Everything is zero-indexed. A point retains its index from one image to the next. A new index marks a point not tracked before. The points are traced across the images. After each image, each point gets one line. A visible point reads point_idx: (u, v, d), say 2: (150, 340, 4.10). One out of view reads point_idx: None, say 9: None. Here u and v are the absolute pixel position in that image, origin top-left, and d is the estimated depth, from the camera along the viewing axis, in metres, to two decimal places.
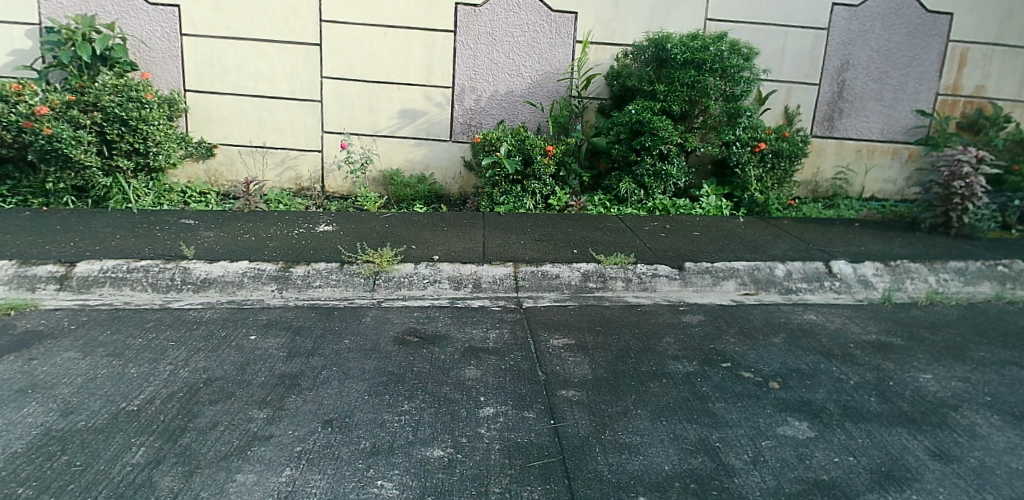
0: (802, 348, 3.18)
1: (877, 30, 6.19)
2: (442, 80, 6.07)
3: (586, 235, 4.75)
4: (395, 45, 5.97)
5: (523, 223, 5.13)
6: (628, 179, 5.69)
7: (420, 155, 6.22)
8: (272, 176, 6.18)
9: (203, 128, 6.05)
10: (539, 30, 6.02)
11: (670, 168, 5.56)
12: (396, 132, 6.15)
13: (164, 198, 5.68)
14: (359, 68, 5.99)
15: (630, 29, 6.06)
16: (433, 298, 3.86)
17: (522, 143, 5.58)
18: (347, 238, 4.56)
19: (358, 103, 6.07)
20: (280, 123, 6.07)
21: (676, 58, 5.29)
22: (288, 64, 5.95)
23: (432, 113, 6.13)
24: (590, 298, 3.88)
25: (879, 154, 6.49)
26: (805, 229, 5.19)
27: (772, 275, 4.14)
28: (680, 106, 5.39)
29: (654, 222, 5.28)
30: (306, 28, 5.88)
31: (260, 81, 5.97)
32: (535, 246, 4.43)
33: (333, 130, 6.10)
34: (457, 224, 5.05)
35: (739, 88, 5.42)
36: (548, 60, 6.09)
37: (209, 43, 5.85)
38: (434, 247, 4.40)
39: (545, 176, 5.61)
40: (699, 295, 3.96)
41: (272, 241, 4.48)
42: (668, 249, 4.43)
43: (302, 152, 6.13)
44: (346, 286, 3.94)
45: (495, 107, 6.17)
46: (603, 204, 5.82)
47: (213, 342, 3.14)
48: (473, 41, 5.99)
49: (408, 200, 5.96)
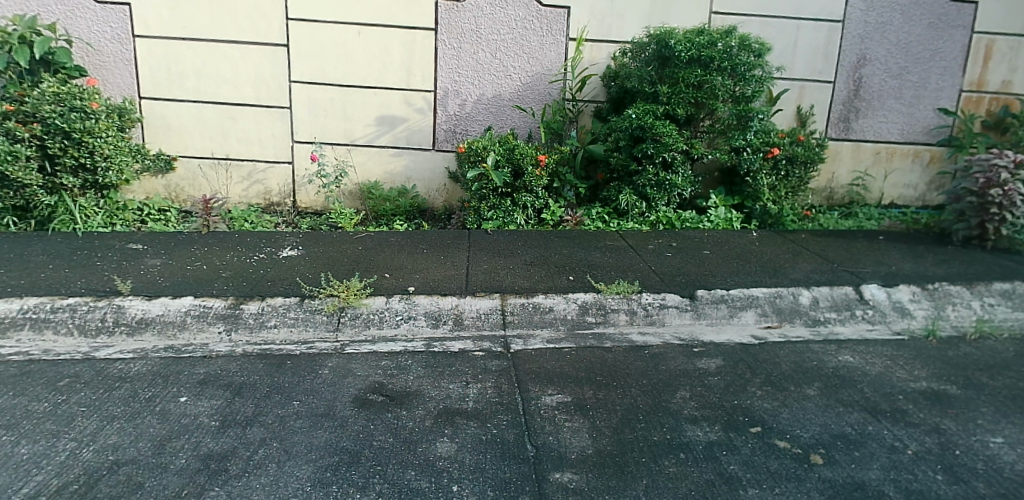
0: (843, 404, 2.66)
1: (897, 23, 5.66)
2: (422, 84, 5.53)
3: (583, 257, 4.22)
4: (370, 45, 5.42)
5: (514, 243, 4.59)
6: (628, 191, 5.16)
7: (400, 166, 5.68)
8: (238, 192, 5.62)
9: (160, 139, 5.48)
10: (527, 27, 5.47)
11: (674, 178, 5.03)
12: (373, 141, 5.60)
13: (118, 218, 5.12)
14: (330, 71, 5.44)
15: (629, 24, 5.51)
16: (407, 340, 3.33)
17: (510, 151, 5.04)
18: (313, 265, 4.02)
19: (330, 110, 5.52)
20: (245, 133, 5.51)
21: (680, 55, 4.75)
22: (252, 68, 5.40)
23: (412, 120, 5.59)
24: (588, 337, 3.35)
25: (900, 157, 5.96)
26: (827, 245, 4.64)
27: (796, 303, 3.62)
28: (686, 109, 4.86)
29: (659, 239, 4.75)
30: (271, 27, 5.33)
31: (221, 87, 5.42)
32: (526, 274, 3.89)
33: (303, 140, 5.56)
34: (440, 246, 4.50)
35: (751, 89, 4.88)
36: (539, 59, 5.55)
37: (164, 45, 5.29)
38: (411, 275, 3.86)
39: (537, 188, 5.07)
40: (714, 331, 3.44)
41: (226, 270, 3.93)
42: (677, 274, 3.90)
43: (270, 164, 5.58)
44: (306, 326, 3.40)
45: (481, 112, 5.63)
46: (601, 218, 5.28)
47: (135, 408, 2.59)
48: (455, 39, 5.44)
49: (387, 216, 5.43)
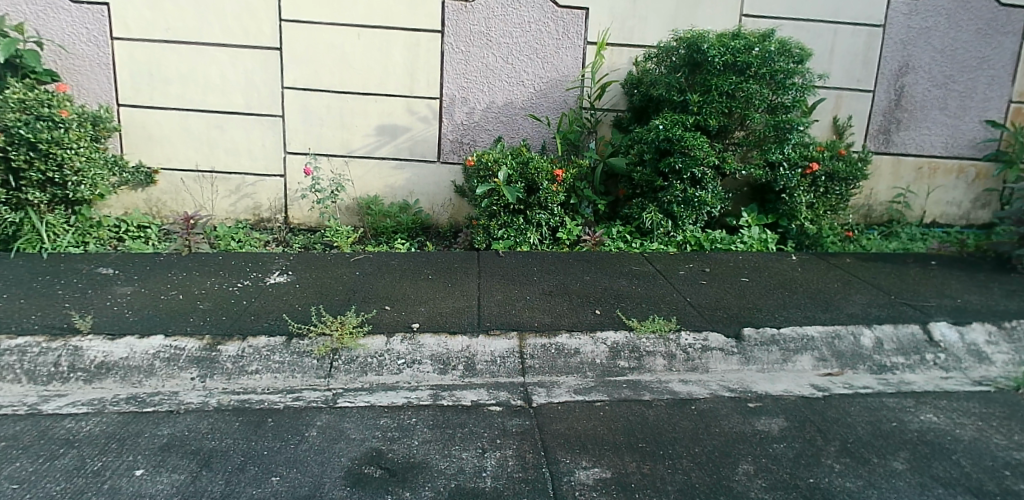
0: (941, 482, 2.16)
1: (941, 27, 5.22)
2: (427, 91, 5.07)
3: (608, 285, 3.77)
4: (370, 48, 4.97)
5: (528, 268, 4.11)
6: (653, 208, 4.70)
7: (403, 180, 5.22)
8: (225, 207, 5.16)
9: (140, 149, 5.03)
10: (542, 29, 5.02)
11: (704, 195, 4.56)
12: (374, 153, 5.15)
13: (90, 236, 4.68)
14: (327, 76, 4.99)
15: (653, 27, 5.05)
16: (410, 389, 2.85)
17: (524, 166, 4.61)
18: (303, 295, 3.55)
19: (326, 118, 5.06)
20: (233, 142, 5.05)
21: (713, 61, 4.31)
22: (242, 72, 4.95)
23: (416, 130, 5.14)
24: (623, 386, 2.87)
25: (944, 172, 5.51)
26: (877, 273, 4.18)
27: (857, 346, 3.17)
28: (719, 120, 4.41)
29: (690, 263, 4.28)
30: (263, 28, 4.88)
31: (208, 93, 4.96)
32: (545, 307, 3.42)
33: (296, 150, 5.09)
34: (446, 271, 4.02)
35: (791, 98, 4.43)
36: (554, 65, 5.10)
37: (147, 47, 4.84)
38: (415, 309, 3.38)
39: (553, 204, 4.61)
40: (766, 379, 2.97)
41: (203, 301, 3.46)
42: (717, 308, 3.43)
43: (260, 177, 5.12)
44: (293, 371, 2.92)
45: (491, 121, 5.17)
46: (622, 238, 4.82)
47: (76, 486, 2.10)
48: (463, 42, 5.00)
49: (387, 234, 4.97)
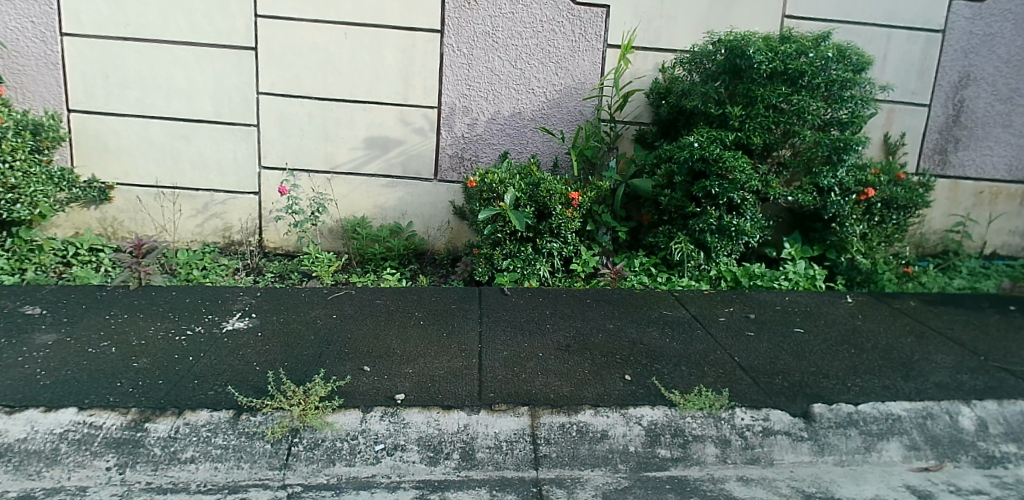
0: None
1: (1009, 34, 4.58)
2: (423, 99, 4.44)
3: (636, 338, 3.11)
4: (359, 50, 4.33)
5: (538, 311, 3.45)
6: (683, 238, 4.06)
7: (394, 200, 4.57)
8: (190, 228, 4.49)
9: (94, 161, 4.36)
10: (556, 29, 4.38)
11: (742, 223, 3.91)
12: (361, 169, 4.51)
13: (29, 262, 3.97)
14: (309, 80, 4.35)
15: (684, 28, 4.41)
16: (389, 490, 2.18)
17: (535, 187, 3.99)
18: (264, 348, 2.89)
19: (308, 129, 4.42)
20: (201, 155, 4.40)
21: (760, 68, 3.67)
22: (211, 75, 4.30)
23: (410, 143, 4.50)
24: (667, 489, 2.21)
25: (1006, 197, 4.86)
26: (952, 322, 3.53)
27: (954, 428, 2.55)
28: (764, 138, 3.76)
29: (731, 307, 3.63)
30: (235, 24, 4.24)
31: (172, 99, 4.32)
32: (562, 370, 2.76)
33: (272, 165, 4.45)
34: (440, 315, 3.36)
35: (849, 112, 3.79)
36: (569, 71, 4.46)
37: (102, 45, 4.20)
38: (401, 370, 2.72)
39: (567, 232, 3.97)
40: (849, 478, 2.32)
41: (139, 356, 2.78)
42: (775, 376, 2.78)
43: (231, 195, 4.47)
44: (239, 460, 2.26)
45: (496, 134, 4.53)
46: (646, 271, 4.17)
47: None
48: (465, 43, 4.36)
49: (374, 262, 4.35)
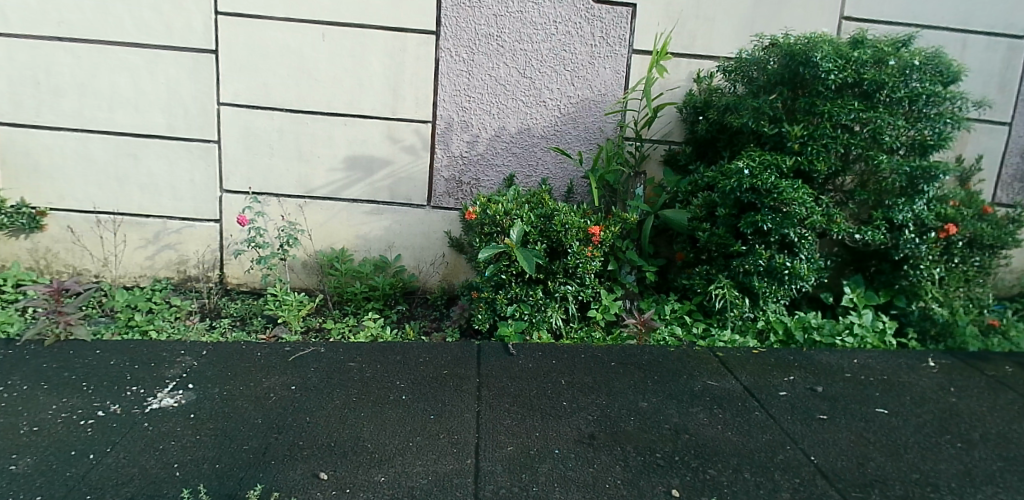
0: None
1: None
2: (415, 112, 3.76)
3: (680, 425, 2.40)
4: (340, 53, 3.66)
5: (549, 381, 2.74)
6: (725, 281, 3.37)
7: (379, 230, 3.89)
8: (138, 261, 3.82)
9: (25, 183, 3.69)
10: (573, 31, 3.71)
11: (798, 266, 3.23)
12: (342, 193, 3.83)
13: None
14: (279, 89, 3.68)
15: (722, 32, 3.74)
16: None
17: (549, 220, 3.32)
18: (193, 442, 2.18)
19: (278, 147, 3.75)
20: (152, 176, 3.73)
21: (826, 79, 3.02)
22: (162, 82, 3.63)
23: (399, 163, 3.82)
24: None
25: None
26: None
27: None
28: (829, 163, 3.09)
29: (789, 374, 2.93)
30: (191, 21, 3.56)
31: (117, 109, 3.64)
32: (586, 480, 2.04)
33: (235, 188, 3.78)
34: (428, 384, 2.66)
35: (933, 132, 3.10)
36: (588, 80, 3.78)
37: (34, 46, 3.54)
38: (369, 479, 2.00)
39: (585, 273, 3.30)
40: None
41: (21, 455, 2.07)
42: (871, 491, 2.06)
43: (187, 223, 3.80)
44: None
45: (501, 154, 3.85)
46: (679, 320, 3.47)
47: None
48: (464, 47, 3.69)
49: (355, 302, 3.69)
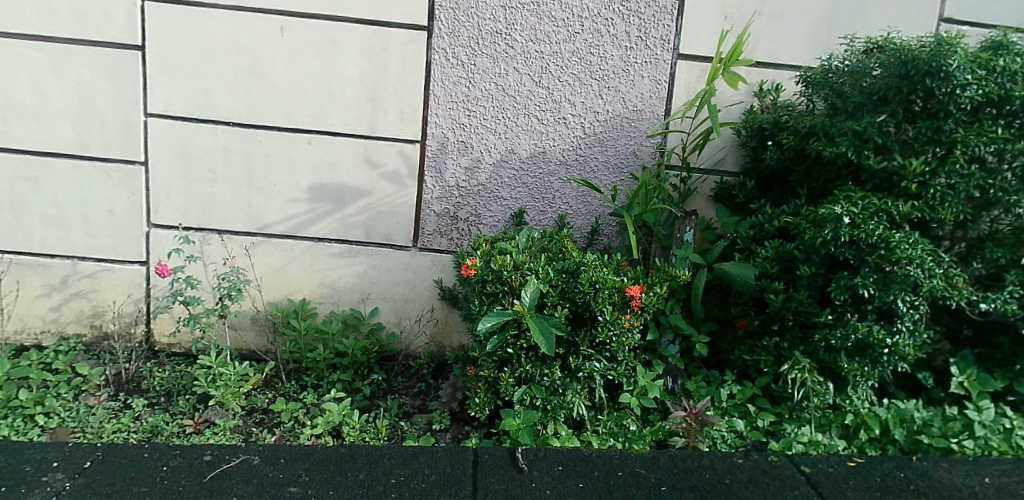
0: None
1: None
2: (399, 129, 2.94)
3: None
4: (303, 53, 2.84)
5: None
6: (801, 360, 2.55)
7: (351, 277, 3.07)
8: (41, 312, 2.99)
9: None
10: (603, 30, 2.90)
11: (905, 346, 2.39)
12: (304, 230, 3.01)
13: None
14: (225, 97, 2.85)
15: (795, 34, 2.93)
16: None
17: (572, 278, 2.50)
18: None
19: (223, 171, 2.92)
20: (59, 206, 2.91)
21: (958, 96, 2.22)
22: (72, 86, 2.79)
23: (377, 194, 3.00)
24: None
25: None
26: None
27: None
28: (956, 210, 2.27)
29: None
30: (109, 7, 2.72)
31: (14, 120, 2.81)
32: None
33: (167, 223, 2.95)
34: None
35: None
36: (620, 92, 2.97)
37: None
38: None
39: (618, 349, 2.46)
40: None
41: None
42: None
43: (105, 266, 2.97)
44: None
45: (508, 184, 3.03)
46: (739, 409, 2.64)
47: None
48: (465, 47, 2.87)
49: (316, 372, 2.84)
